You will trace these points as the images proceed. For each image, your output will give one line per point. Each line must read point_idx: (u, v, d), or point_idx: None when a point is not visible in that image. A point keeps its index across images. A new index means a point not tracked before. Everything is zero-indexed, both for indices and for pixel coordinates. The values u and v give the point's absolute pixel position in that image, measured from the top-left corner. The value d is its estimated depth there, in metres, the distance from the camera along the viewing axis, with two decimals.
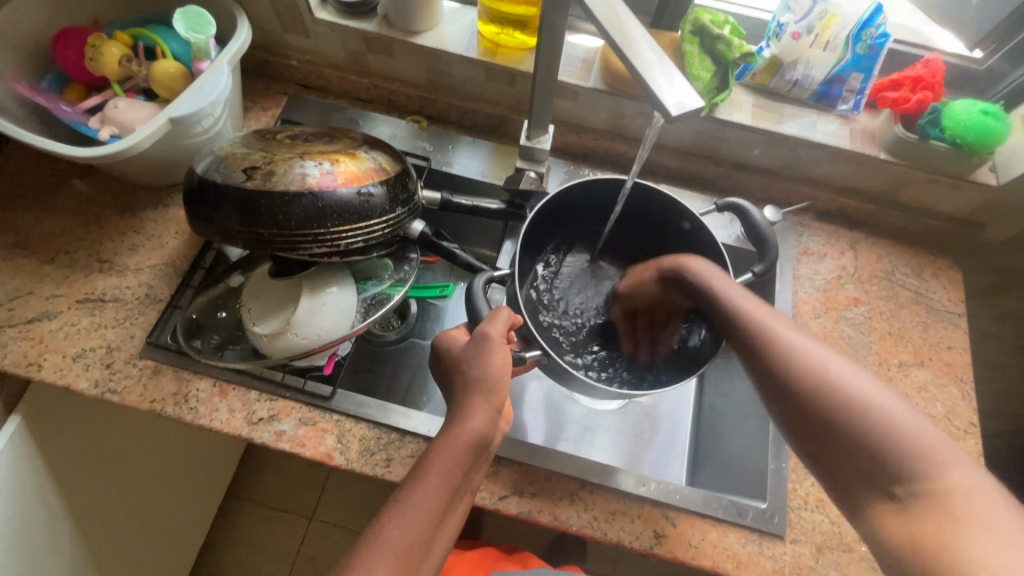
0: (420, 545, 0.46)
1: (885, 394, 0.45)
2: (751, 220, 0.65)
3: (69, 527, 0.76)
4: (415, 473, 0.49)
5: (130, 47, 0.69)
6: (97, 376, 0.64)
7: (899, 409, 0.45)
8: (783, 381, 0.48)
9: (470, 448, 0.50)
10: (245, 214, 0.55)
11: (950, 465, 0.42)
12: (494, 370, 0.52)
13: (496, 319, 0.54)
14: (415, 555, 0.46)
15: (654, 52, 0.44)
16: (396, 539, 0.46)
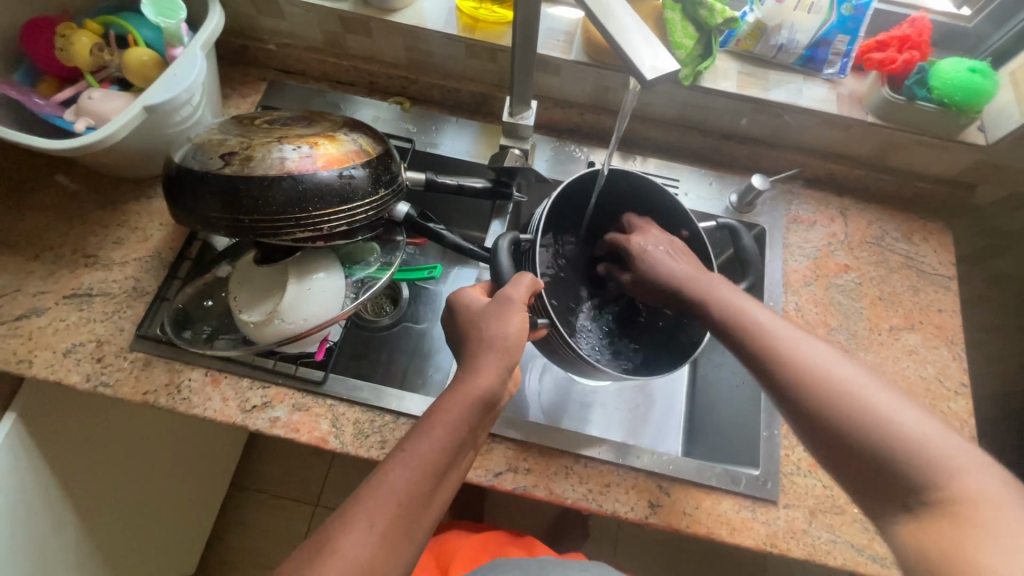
0: (420, 500, 0.46)
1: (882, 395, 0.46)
2: (742, 241, 0.67)
3: (75, 520, 0.76)
4: (418, 429, 0.49)
5: (101, 36, 0.68)
6: (88, 370, 0.64)
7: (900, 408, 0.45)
8: (795, 390, 0.49)
9: (478, 402, 0.51)
10: (225, 201, 0.55)
11: (960, 470, 0.42)
12: (512, 331, 0.54)
13: (518, 284, 0.56)
14: (412, 506, 0.46)
15: (629, 16, 0.43)
16: (396, 490, 0.46)
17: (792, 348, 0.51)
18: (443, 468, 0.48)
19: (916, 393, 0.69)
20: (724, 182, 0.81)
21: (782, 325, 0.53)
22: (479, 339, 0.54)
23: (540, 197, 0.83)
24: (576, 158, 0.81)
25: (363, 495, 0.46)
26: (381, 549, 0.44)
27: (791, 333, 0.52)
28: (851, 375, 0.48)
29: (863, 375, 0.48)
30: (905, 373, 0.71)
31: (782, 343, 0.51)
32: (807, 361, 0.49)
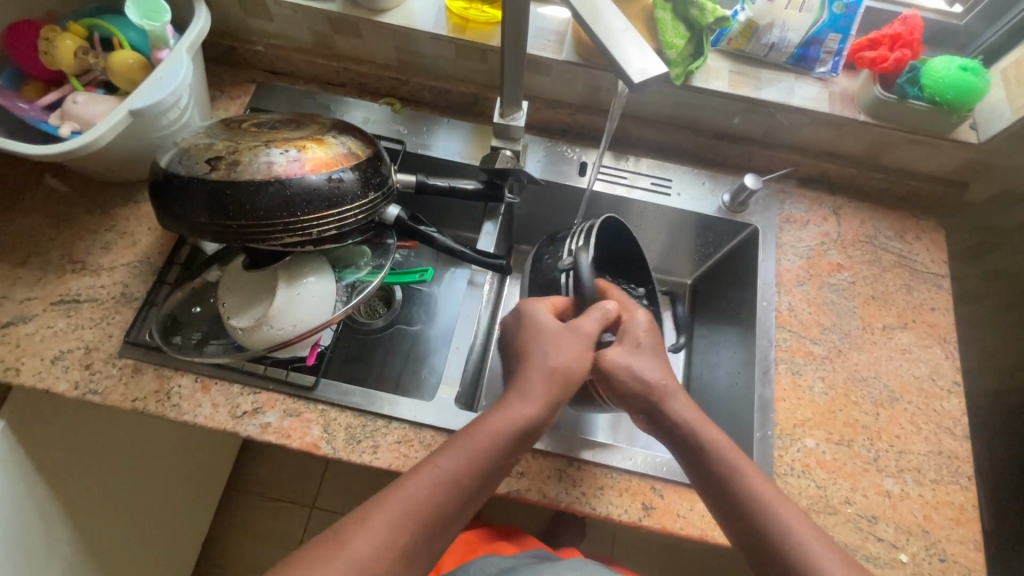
0: (440, 507, 0.49)
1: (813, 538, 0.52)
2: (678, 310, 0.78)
3: (68, 527, 0.76)
4: (452, 442, 0.52)
5: (86, 38, 0.67)
6: (76, 377, 0.63)
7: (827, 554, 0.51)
8: (746, 529, 0.53)
9: (521, 427, 0.52)
10: (212, 207, 0.54)
11: None
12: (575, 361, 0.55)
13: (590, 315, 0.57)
14: (431, 513, 0.49)
15: (617, 18, 0.43)
16: (416, 499, 0.49)
17: (750, 484, 0.54)
18: (470, 484, 0.50)
19: (909, 392, 0.70)
20: (717, 182, 0.80)
21: (737, 453, 0.56)
22: (537, 362, 0.55)
23: (534, 198, 0.82)
24: (569, 159, 0.80)
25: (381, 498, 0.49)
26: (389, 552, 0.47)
27: (748, 467, 0.55)
28: (791, 523, 0.52)
29: (796, 519, 0.53)
30: (899, 372, 0.71)
31: (744, 484, 0.54)
32: (761, 506, 0.53)
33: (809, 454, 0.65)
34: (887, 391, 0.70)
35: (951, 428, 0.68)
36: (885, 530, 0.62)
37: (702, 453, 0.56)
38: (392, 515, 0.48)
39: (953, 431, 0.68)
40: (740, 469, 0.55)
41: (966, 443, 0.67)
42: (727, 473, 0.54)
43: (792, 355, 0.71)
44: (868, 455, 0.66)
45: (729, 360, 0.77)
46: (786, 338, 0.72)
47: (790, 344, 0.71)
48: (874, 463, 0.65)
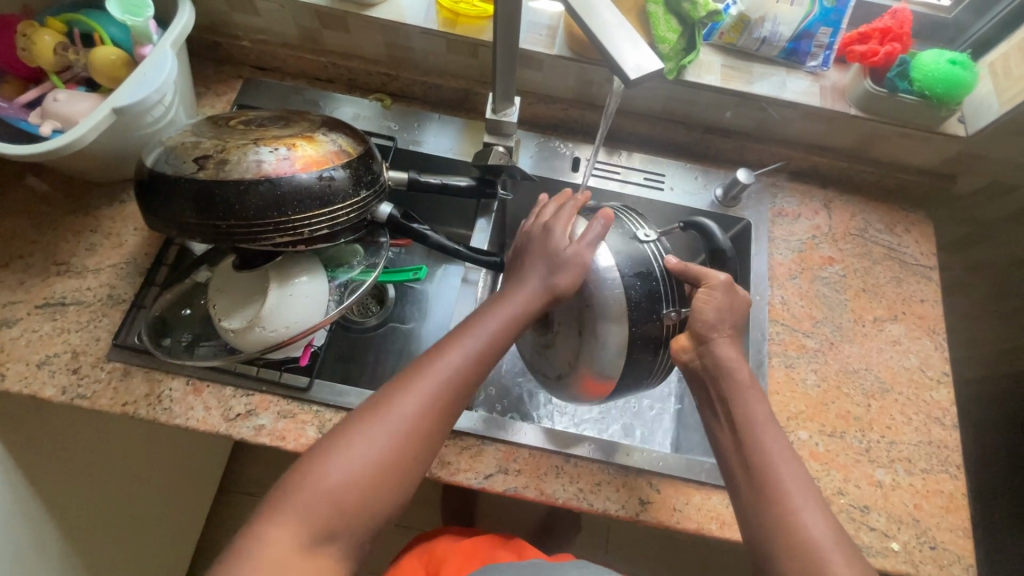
0: (447, 394, 0.52)
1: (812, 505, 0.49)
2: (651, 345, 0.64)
3: (58, 532, 0.75)
4: (456, 334, 0.55)
5: (66, 34, 0.65)
6: (64, 382, 0.62)
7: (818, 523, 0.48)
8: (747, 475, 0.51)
9: (513, 317, 0.56)
10: (200, 207, 0.53)
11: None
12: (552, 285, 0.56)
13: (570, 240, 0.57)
14: (439, 402, 0.52)
15: (612, 13, 0.42)
16: (425, 388, 0.51)
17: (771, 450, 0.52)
18: (472, 371, 0.53)
19: (899, 383, 0.70)
20: (709, 176, 0.80)
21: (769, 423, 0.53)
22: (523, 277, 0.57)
23: (527, 194, 0.81)
24: (561, 154, 0.80)
25: (394, 387, 0.52)
26: (407, 437, 0.50)
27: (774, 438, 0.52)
28: (801, 500, 0.49)
29: (809, 497, 0.50)
30: (889, 364, 0.71)
31: (763, 448, 0.52)
32: (776, 477, 0.50)
33: (802, 445, 0.66)
34: (878, 383, 0.70)
35: (941, 418, 0.69)
36: (877, 519, 0.63)
37: (736, 413, 0.53)
38: (405, 405, 0.51)
39: (943, 421, 0.69)
40: (765, 431, 0.52)
41: (955, 432, 0.68)
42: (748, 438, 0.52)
43: (785, 348, 0.71)
44: (860, 446, 0.67)
45: None
46: (779, 332, 0.72)
47: (783, 338, 0.72)
48: (865, 454, 0.66)
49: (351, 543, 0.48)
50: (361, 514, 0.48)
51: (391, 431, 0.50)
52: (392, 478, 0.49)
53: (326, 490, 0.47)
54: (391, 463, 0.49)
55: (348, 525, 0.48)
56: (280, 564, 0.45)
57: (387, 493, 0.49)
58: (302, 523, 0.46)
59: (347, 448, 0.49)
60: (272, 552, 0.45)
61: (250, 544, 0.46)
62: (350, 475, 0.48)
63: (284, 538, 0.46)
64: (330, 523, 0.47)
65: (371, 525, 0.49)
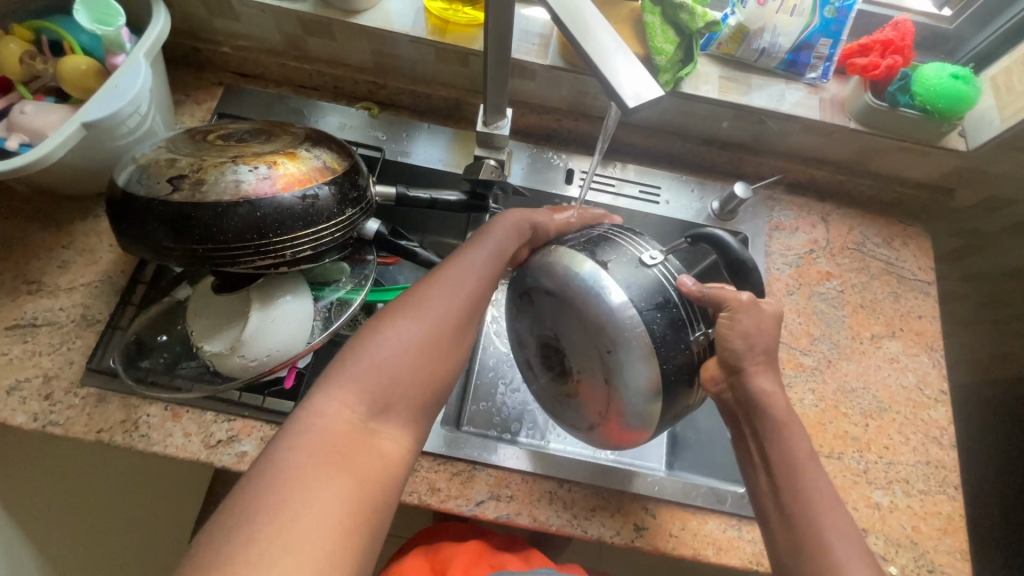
0: (478, 286, 0.52)
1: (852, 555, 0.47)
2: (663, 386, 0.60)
3: (34, 556, 0.72)
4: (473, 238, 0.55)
5: (33, 42, 0.62)
6: (35, 409, 0.59)
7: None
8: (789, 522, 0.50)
9: (515, 225, 0.56)
10: (175, 230, 0.50)
11: None
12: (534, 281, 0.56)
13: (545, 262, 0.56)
14: (465, 296, 0.50)
15: (607, 34, 0.40)
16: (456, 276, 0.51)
17: (815, 498, 0.50)
18: (494, 266, 0.54)
19: (897, 402, 0.69)
20: (706, 189, 0.79)
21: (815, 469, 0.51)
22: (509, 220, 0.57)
23: (520, 207, 0.79)
24: (555, 165, 0.78)
25: (427, 278, 0.51)
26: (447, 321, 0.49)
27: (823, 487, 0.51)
28: (845, 551, 0.48)
29: (850, 546, 0.48)
30: (886, 382, 0.70)
31: (805, 497, 0.50)
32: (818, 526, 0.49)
33: None
34: (876, 402, 0.69)
35: (939, 438, 0.68)
36: (875, 542, 0.62)
37: (777, 458, 0.52)
38: (440, 289, 0.50)
39: (941, 441, 0.68)
40: (805, 472, 0.51)
41: (953, 452, 0.67)
42: (790, 486, 0.51)
43: (782, 367, 0.70)
44: (857, 467, 0.66)
45: None
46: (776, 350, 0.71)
47: (781, 356, 0.71)
48: (863, 475, 0.65)
49: (406, 427, 0.45)
50: (414, 396, 0.45)
51: (434, 313, 0.48)
52: (438, 359, 0.47)
53: (377, 364, 0.45)
54: (437, 343, 0.47)
55: (402, 406, 0.45)
56: (337, 439, 0.41)
57: (435, 376, 0.47)
58: (357, 395, 0.43)
59: (393, 327, 0.47)
60: (329, 428, 0.41)
61: (299, 423, 0.41)
62: (398, 350, 0.45)
63: (340, 413, 0.42)
64: (385, 398, 0.44)
65: (422, 411, 0.46)
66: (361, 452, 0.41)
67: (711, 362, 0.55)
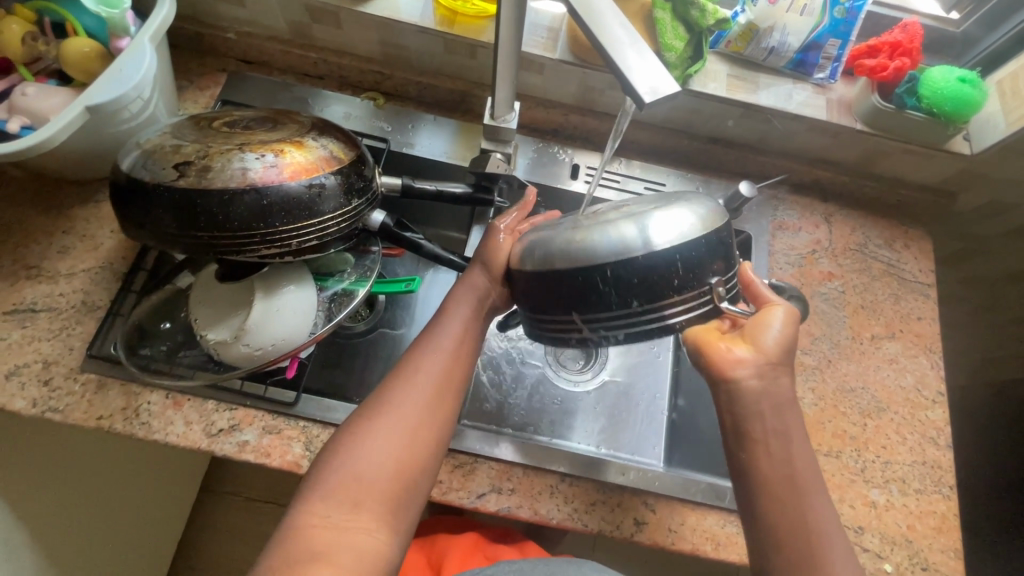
0: (446, 370, 0.53)
1: (823, 508, 0.49)
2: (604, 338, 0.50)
3: (28, 541, 0.71)
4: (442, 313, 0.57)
5: (35, 23, 0.61)
6: (34, 395, 0.58)
7: (829, 521, 0.49)
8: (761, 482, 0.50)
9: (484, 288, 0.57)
10: (181, 217, 0.50)
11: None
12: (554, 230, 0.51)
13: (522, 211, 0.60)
14: (434, 378, 0.52)
15: (623, 28, 0.40)
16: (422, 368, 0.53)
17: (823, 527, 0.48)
18: (466, 349, 0.55)
19: (895, 402, 0.70)
20: (710, 187, 0.79)
21: (821, 495, 0.49)
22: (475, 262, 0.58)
23: None
24: (560, 160, 0.77)
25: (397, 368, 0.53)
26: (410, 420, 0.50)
27: (825, 514, 0.49)
28: (818, 506, 0.49)
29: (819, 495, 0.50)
30: (885, 382, 0.71)
31: (803, 513, 0.48)
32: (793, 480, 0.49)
33: None
34: (875, 402, 0.70)
35: (936, 438, 0.68)
36: (871, 540, 0.63)
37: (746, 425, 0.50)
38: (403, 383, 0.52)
39: (937, 441, 0.68)
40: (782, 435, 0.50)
41: (949, 453, 0.68)
42: (790, 512, 0.48)
43: None
44: (855, 466, 0.66)
45: None
46: None
47: None
48: (860, 474, 0.66)
49: (383, 517, 0.47)
50: (386, 488, 0.47)
51: (394, 409, 0.50)
52: (409, 454, 0.49)
53: (342, 467, 0.47)
54: (402, 437, 0.49)
55: (376, 501, 0.47)
56: (312, 540, 0.44)
57: (407, 470, 0.49)
58: (325, 499, 0.46)
59: (355, 431, 0.49)
60: (304, 531, 0.45)
61: (285, 528, 0.46)
62: (363, 452, 0.48)
63: (313, 515, 0.46)
64: (352, 496, 0.46)
65: (401, 499, 0.48)
66: (336, 548, 0.44)
67: (736, 345, 0.51)
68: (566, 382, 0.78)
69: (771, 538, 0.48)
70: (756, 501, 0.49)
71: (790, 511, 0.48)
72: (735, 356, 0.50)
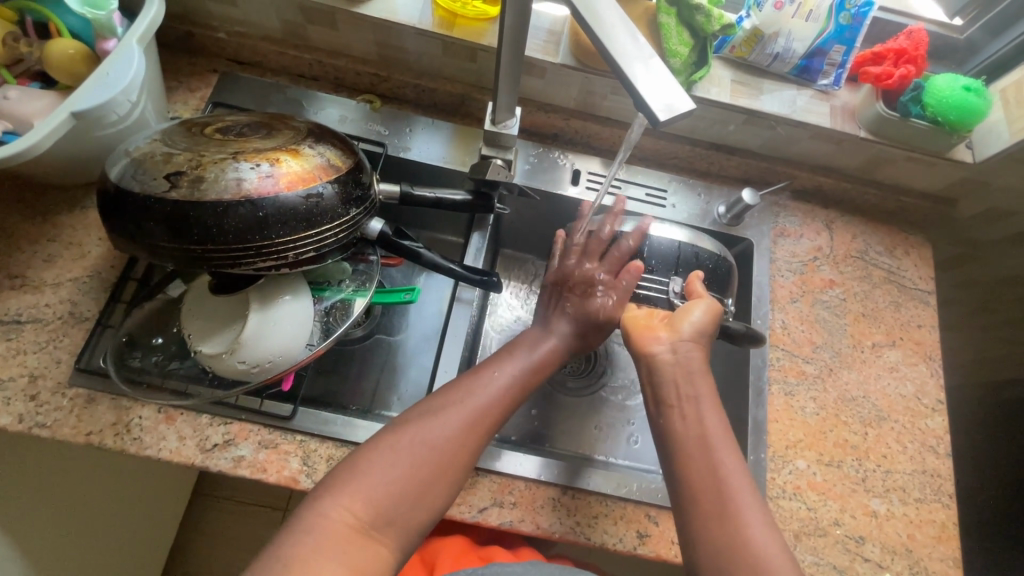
0: (505, 409, 0.54)
1: (735, 461, 0.50)
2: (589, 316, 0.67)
3: (15, 556, 0.69)
4: (515, 347, 0.58)
5: (16, 23, 0.58)
6: (20, 410, 0.56)
7: (737, 472, 0.49)
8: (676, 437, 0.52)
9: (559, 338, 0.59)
10: (173, 229, 0.48)
11: (748, 527, 0.47)
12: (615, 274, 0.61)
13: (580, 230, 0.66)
14: (497, 412, 0.53)
15: (633, 40, 0.38)
16: (477, 400, 0.52)
17: (725, 477, 0.49)
18: (521, 390, 0.55)
19: (896, 411, 0.70)
20: (712, 193, 0.78)
21: (730, 450, 0.51)
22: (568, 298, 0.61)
23: (525, 207, 0.78)
24: (561, 166, 0.76)
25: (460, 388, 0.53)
26: (463, 445, 0.50)
27: (733, 462, 0.50)
28: (730, 460, 0.50)
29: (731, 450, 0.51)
30: (886, 391, 0.71)
31: (715, 468, 0.49)
32: (711, 438, 0.51)
33: (800, 475, 0.65)
34: (875, 411, 0.70)
35: (935, 447, 0.69)
36: (872, 550, 0.63)
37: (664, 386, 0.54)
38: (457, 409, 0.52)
39: (937, 450, 0.68)
40: (705, 401, 0.53)
41: (948, 461, 0.68)
42: (701, 462, 0.50)
43: (784, 375, 0.70)
44: (856, 475, 0.66)
45: (721, 374, 0.77)
46: (779, 358, 0.71)
47: (783, 363, 0.71)
48: (862, 483, 0.66)
49: (401, 536, 0.47)
50: (415, 508, 0.47)
51: (449, 431, 0.50)
52: (450, 477, 0.49)
53: (387, 478, 0.47)
54: (448, 462, 0.49)
55: (402, 519, 0.47)
56: (337, 539, 0.44)
57: (435, 497, 0.49)
58: (360, 501, 0.46)
59: (410, 445, 0.49)
60: (332, 528, 0.44)
61: (309, 519, 0.45)
62: (412, 465, 0.48)
63: (344, 516, 0.45)
64: (387, 507, 0.46)
65: (422, 521, 0.48)
66: (355, 555, 0.44)
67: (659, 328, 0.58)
68: (568, 390, 0.78)
69: (684, 495, 0.50)
70: (674, 464, 0.51)
71: (699, 465, 0.50)
72: (654, 333, 0.57)
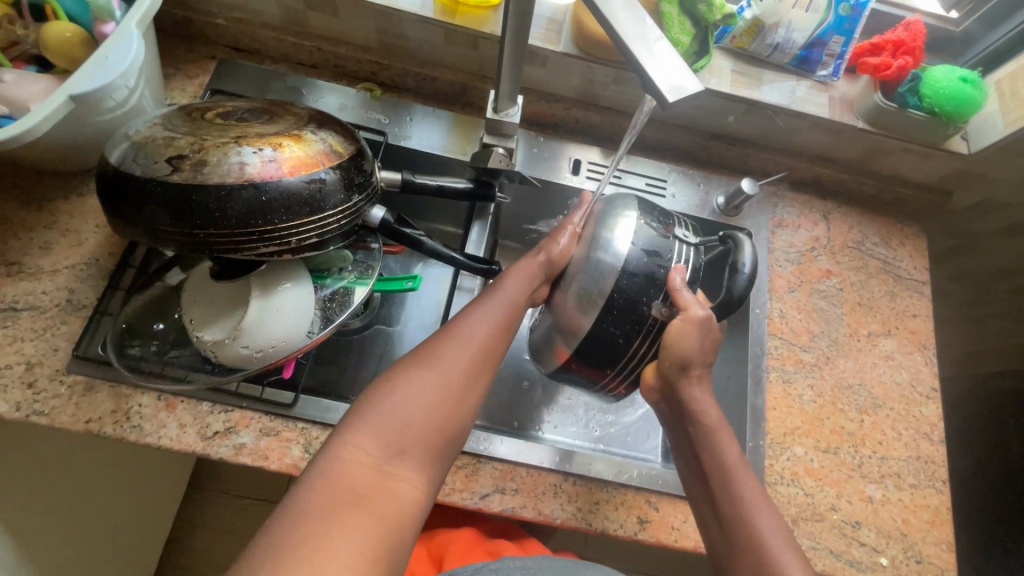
0: (496, 335, 0.53)
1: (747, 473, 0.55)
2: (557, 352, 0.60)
3: (10, 546, 0.68)
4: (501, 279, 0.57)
5: (13, 6, 0.58)
6: (17, 398, 0.56)
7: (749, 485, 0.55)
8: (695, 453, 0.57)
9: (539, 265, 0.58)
10: (175, 212, 0.48)
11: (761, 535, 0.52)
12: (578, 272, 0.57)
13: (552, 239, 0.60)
14: (489, 339, 0.52)
15: (641, 22, 0.39)
16: (471, 334, 0.52)
17: (745, 495, 0.54)
18: (510, 318, 0.55)
19: (891, 398, 0.71)
20: (711, 183, 0.78)
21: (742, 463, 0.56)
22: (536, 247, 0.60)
23: (526, 196, 0.78)
24: (560, 155, 0.76)
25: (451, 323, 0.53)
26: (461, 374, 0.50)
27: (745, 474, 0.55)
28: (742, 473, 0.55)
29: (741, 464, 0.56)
30: (882, 379, 0.72)
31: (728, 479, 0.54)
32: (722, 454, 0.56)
33: (798, 462, 0.66)
34: (871, 399, 0.71)
35: (930, 434, 0.70)
36: (868, 534, 0.64)
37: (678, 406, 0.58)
38: (450, 343, 0.51)
39: (931, 436, 0.70)
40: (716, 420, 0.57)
41: (942, 448, 0.69)
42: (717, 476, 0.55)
43: (783, 363, 0.71)
44: (853, 462, 0.67)
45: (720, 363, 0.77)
46: (777, 346, 0.72)
47: (781, 352, 0.72)
48: (858, 470, 0.67)
49: (421, 469, 0.45)
50: (428, 441, 0.46)
51: (445, 361, 0.49)
52: (456, 408, 0.48)
53: (393, 413, 0.46)
54: (450, 391, 0.48)
55: (417, 453, 0.46)
56: (355, 480, 0.42)
57: (445, 430, 0.47)
58: (372, 439, 0.44)
59: (406, 378, 0.48)
60: (347, 470, 0.43)
61: (323, 465, 0.43)
62: (415, 397, 0.47)
63: (358, 455, 0.44)
64: (400, 442, 0.45)
65: (436, 454, 0.47)
66: (377, 492, 0.43)
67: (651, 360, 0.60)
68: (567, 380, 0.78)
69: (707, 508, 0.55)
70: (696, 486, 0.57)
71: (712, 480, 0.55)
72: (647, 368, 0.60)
